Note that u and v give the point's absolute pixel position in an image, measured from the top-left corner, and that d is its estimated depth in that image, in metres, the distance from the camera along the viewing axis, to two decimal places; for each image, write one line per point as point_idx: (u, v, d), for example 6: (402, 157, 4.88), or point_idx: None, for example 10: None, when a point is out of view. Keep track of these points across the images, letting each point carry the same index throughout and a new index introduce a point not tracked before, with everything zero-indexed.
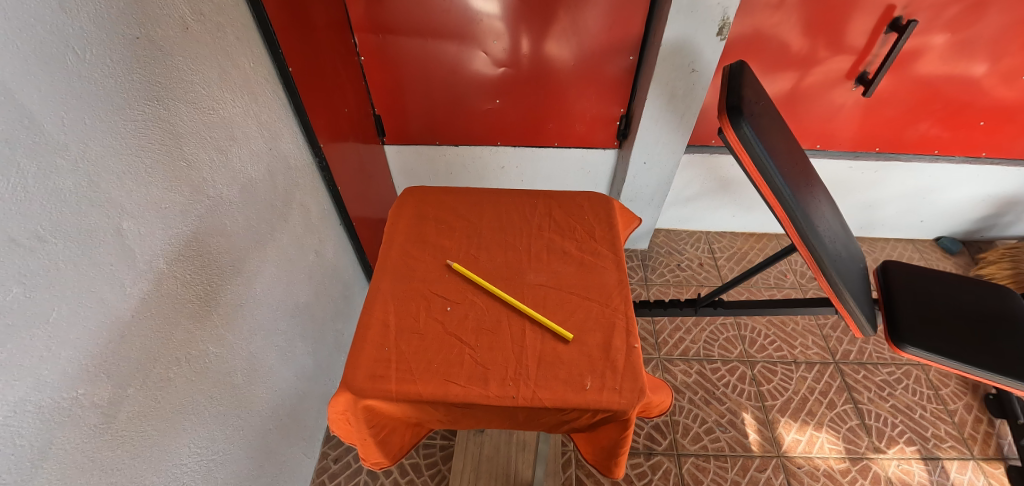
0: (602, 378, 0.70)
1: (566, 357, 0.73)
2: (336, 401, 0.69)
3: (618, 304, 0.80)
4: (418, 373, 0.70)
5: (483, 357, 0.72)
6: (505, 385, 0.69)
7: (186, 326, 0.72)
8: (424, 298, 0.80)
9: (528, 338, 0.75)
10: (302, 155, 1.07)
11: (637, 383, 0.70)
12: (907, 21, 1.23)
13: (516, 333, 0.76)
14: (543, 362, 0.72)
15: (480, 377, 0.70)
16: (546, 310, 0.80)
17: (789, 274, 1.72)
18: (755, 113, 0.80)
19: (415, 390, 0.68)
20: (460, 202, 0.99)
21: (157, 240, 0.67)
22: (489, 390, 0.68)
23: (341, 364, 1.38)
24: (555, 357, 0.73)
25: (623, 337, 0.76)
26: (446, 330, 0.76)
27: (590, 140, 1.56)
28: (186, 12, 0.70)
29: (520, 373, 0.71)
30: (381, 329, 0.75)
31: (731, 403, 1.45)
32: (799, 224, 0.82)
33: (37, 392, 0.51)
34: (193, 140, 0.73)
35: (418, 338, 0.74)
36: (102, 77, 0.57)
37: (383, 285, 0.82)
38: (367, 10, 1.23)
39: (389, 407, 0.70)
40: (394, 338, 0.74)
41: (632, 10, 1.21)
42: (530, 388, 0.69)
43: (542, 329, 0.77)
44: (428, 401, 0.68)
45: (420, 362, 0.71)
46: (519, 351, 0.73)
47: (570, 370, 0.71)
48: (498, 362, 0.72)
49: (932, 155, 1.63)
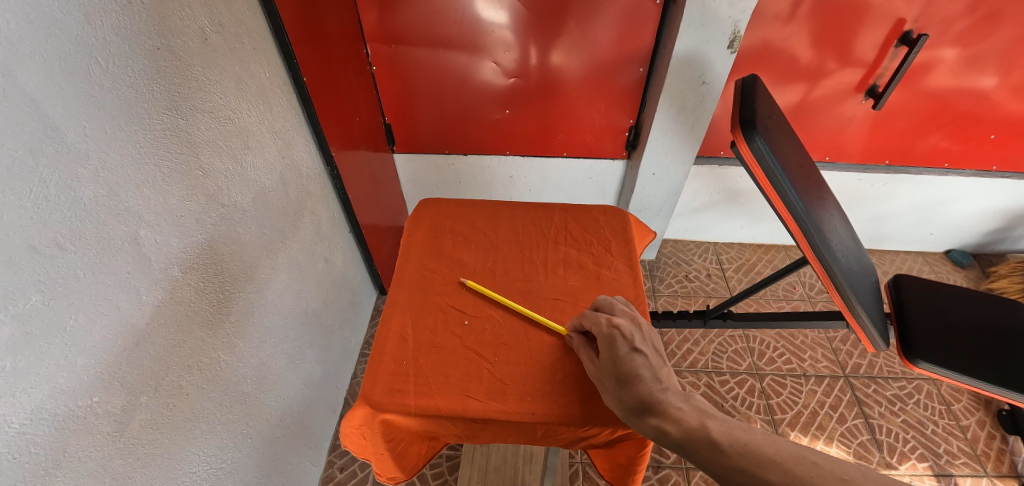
0: None
1: (585, 373, 0.73)
2: (353, 415, 0.69)
3: None
4: (436, 387, 0.70)
5: (501, 372, 0.72)
6: (523, 401, 0.69)
7: (198, 334, 0.73)
8: (441, 311, 0.81)
9: (546, 352, 0.75)
10: (314, 164, 1.08)
11: None
12: (917, 35, 1.24)
13: (534, 347, 0.76)
14: (561, 378, 0.72)
15: (498, 392, 0.70)
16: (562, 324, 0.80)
17: (798, 286, 1.71)
18: (768, 127, 0.80)
19: (433, 404, 0.68)
20: (477, 215, 0.99)
21: (173, 248, 0.67)
22: (508, 405, 0.68)
23: (348, 371, 1.38)
24: (574, 373, 0.72)
25: None
26: (464, 344, 0.76)
27: (599, 151, 1.57)
28: (206, 23, 0.71)
29: (538, 388, 0.71)
30: (397, 340, 0.76)
31: (740, 416, 1.43)
32: (812, 238, 0.82)
33: (52, 400, 0.52)
34: (209, 149, 0.73)
35: (436, 352, 0.74)
36: (123, 87, 0.57)
37: (400, 297, 0.82)
38: (380, 21, 1.24)
39: (407, 422, 0.70)
40: (412, 351, 0.74)
41: (642, 22, 1.22)
42: (549, 404, 0.69)
43: (560, 343, 0.76)
44: (446, 416, 0.68)
45: (438, 376, 0.71)
46: (537, 366, 0.73)
47: (589, 386, 0.71)
48: (516, 377, 0.72)
49: (942, 168, 1.62)
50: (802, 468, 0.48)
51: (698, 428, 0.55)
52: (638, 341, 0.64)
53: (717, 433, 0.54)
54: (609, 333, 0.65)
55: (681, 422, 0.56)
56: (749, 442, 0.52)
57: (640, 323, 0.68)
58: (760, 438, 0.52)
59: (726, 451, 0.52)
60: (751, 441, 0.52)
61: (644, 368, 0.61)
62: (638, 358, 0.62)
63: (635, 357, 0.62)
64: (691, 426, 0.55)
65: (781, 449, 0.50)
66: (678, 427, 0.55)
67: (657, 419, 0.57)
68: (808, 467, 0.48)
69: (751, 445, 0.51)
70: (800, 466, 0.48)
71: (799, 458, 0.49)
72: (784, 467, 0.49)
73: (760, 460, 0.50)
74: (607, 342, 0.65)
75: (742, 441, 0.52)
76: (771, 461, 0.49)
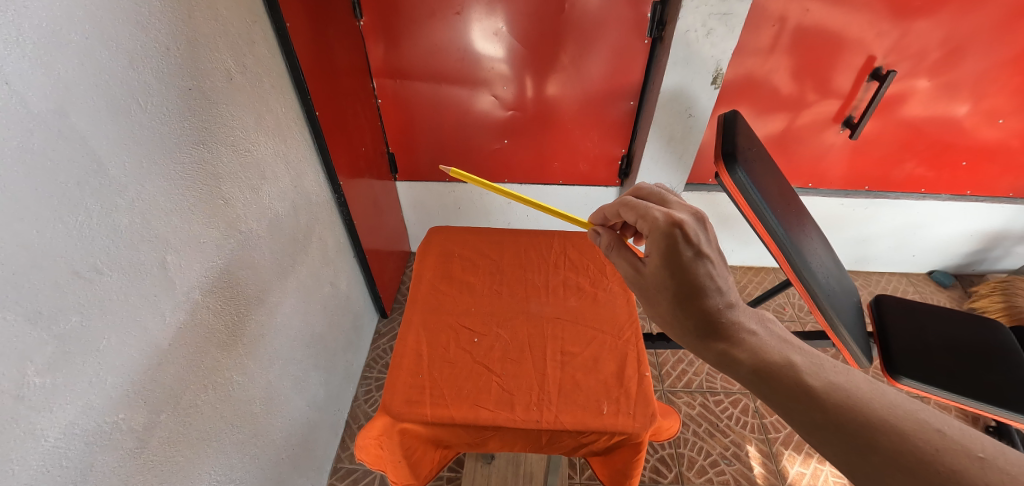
0: (617, 404, 0.78)
1: (584, 384, 0.81)
2: (374, 424, 0.76)
3: (629, 335, 0.89)
4: (450, 398, 0.78)
5: (509, 384, 0.80)
6: (529, 410, 0.77)
7: (214, 355, 0.76)
8: (453, 330, 0.89)
9: (549, 367, 0.84)
10: (323, 192, 1.14)
11: (648, 409, 0.77)
12: (887, 71, 1.33)
13: (538, 362, 0.85)
14: (562, 390, 0.80)
15: (507, 402, 0.78)
16: (562, 340, 0.88)
17: (788, 307, 1.76)
18: (748, 159, 0.87)
19: (447, 413, 0.76)
20: (482, 242, 1.10)
21: (195, 273, 0.71)
22: (515, 414, 0.76)
23: (349, 394, 1.40)
24: (574, 384, 0.81)
25: (635, 366, 0.83)
26: (475, 359, 0.84)
27: (593, 179, 1.64)
28: (231, 63, 0.77)
29: (542, 399, 0.78)
30: (413, 355, 0.84)
31: (734, 435, 1.43)
32: (793, 260, 0.87)
33: (84, 416, 0.55)
34: (230, 180, 0.78)
35: (448, 366, 0.83)
36: (158, 125, 0.63)
37: (414, 318, 0.91)
38: (387, 58, 1.33)
39: (423, 431, 0.77)
40: (426, 366, 0.82)
41: (632, 59, 1.31)
42: (552, 412, 0.76)
43: (561, 358, 0.85)
44: (460, 424, 0.75)
45: (451, 389, 0.79)
46: (541, 378, 0.82)
47: (588, 396, 0.79)
48: (523, 388, 0.80)
49: (919, 193, 1.71)
50: (924, 436, 0.47)
51: (772, 359, 0.60)
52: (702, 245, 0.68)
53: (810, 378, 0.57)
54: (671, 233, 0.68)
55: (754, 353, 0.62)
56: (856, 397, 0.53)
57: (700, 223, 0.71)
58: (871, 394, 0.53)
59: (823, 399, 0.54)
60: (860, 396, 0.53)
61: (707, 279, 0.68)
62: (700, 265, 0.68)
63: (698, 263, 0.67)
64: (766, 357, 0.61)
65: (901, 413, 0.50)
66: (750, 357, 0.62)
67: (726, 345, 0.64)
68: (933, 434, 0.47)
69: (857, 399, 0.53)
70: (922, 432, 0.48)
71: (922, 425, 0.48)
72: (900, 431, 0.48)
73: (869, 419, 0.50)
74: (670, 243, 0.68)
75: (846, 394, 0.53)
76: (886, 423, 0.49)
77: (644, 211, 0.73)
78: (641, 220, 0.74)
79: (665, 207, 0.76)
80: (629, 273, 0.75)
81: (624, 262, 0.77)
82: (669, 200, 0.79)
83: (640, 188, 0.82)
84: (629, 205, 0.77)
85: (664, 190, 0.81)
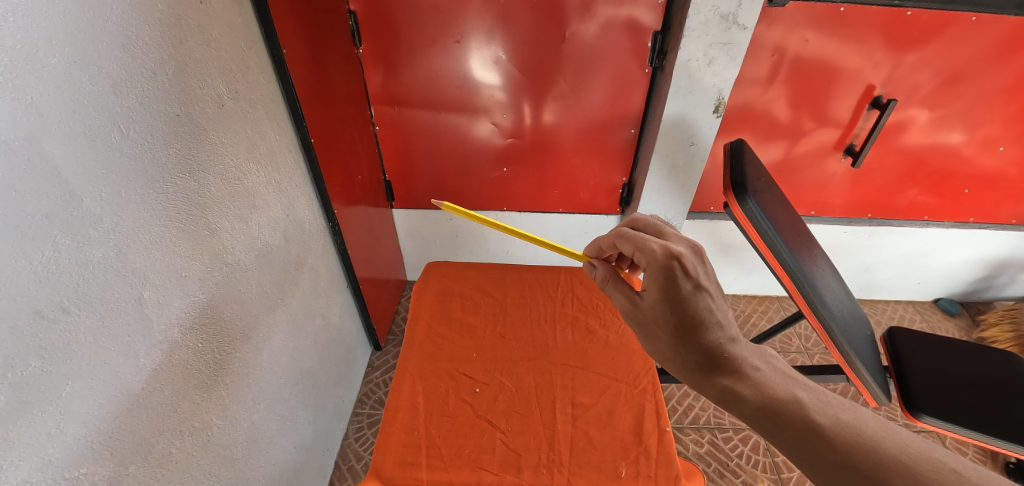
0: (635, 465, 0.74)
1: (598, 443, 0.77)
2: None
3: (646, 385, 0.86)
4: (449, 460, 0.73)
5: (514, 442, 0.77)
6: (538, 473, 0.72)
7: (192, 398, 0.70)
8: (452, 380, 0.86)
9: (560, 422, 0.80)
10: (317, 222, 1.10)
11: (670, 471, 0.73)
12: (886, 100, 1.34)
13: (547, 415, 0.81)
14: (575, 449, 0.76)
15: (513, 464, 0.73)
16: (574, 390, 0.85)
17: (794, 339, 1.72)
18: (758, 190, 0.84)
19: (445, 477, 0.71)
20: (483, 279, 1.07)
21: (174, 309, 0.66)
22: (522, 478, 0.72)
23: (339, 432, 1.32)
24: (587, 443, 0.77)
25: (653, 420, 0.80)
26: (476, 413, 0.80)
27: (594, 207, 1.61)
28: (223, 90, 0.75)
29: (552, 459, 0.74)
30: (408, 408, 0.80)
31: (745, 476, 1.36)
32: (806, 293, 0.84)
33: (39, 474, 0.49)
34: (216, 210, 0.75)
35: (448, 422, 0.79)
36: (141, 153, 0.59)
37: (411, 364, 0.88)
38: (386, 87, 1.32)
39: None
40: (423, 422, 0.78)
41: (631, 89, 1.30)
42: (563, 475, 0.72)
43: (572, 411, 0.82)
44: None
45: (450, 448, 0.75)
46: (551, 435, 0.78)
47: (603, 457, 0.75)
48: (529, 448, 0.76)
49: (922, 220, 1.69)
50: (940, 478, 0.43)
51: (777, 394, 0.56)
52: (701, 277, 0.65)
53: (817, 415, 0.52)
54: (668, 265, 0.64)
55: (758, 388, 0.57)
56: (866, 435, 0.49)
57: (699, 256, 0.68)
58: (883, 434, 0.49)
59: (833, 439, 0.49)
60: (871, 435, 0.49)
61: (706, 313, 0.64)
62: (700, 298, 0.64)
63: (698, 296, 0.64)
64: (771, 394, 0.56)
65: (913, 452, 0.46)
66: (754, 393, 0.57)
67: (728, 381, 0.59)
68: (949, 476, 0.43)
69: (868, 438, 0.48)
70: (936, 473, 0.43)
71: (935, 465, 0.44)
72: (914, 471, 0.44)
73: (882, 459, 0.46)
74: (670, 276, 0.64)
75: (856, 432, 0.49)
76: (899, 464, 0.45)
77: (640, 242, 0.69)
78: (638, 251, 0.70)
79: (662, 239, 0.73)
80: (626, 307, 0.71)
81: (620, 295, 0.73)
82: (666, 232, 0.75)
83: (636, 219, 0.79)
84: (623, 236, 0.73)
85: (660, 221, 0.78)
